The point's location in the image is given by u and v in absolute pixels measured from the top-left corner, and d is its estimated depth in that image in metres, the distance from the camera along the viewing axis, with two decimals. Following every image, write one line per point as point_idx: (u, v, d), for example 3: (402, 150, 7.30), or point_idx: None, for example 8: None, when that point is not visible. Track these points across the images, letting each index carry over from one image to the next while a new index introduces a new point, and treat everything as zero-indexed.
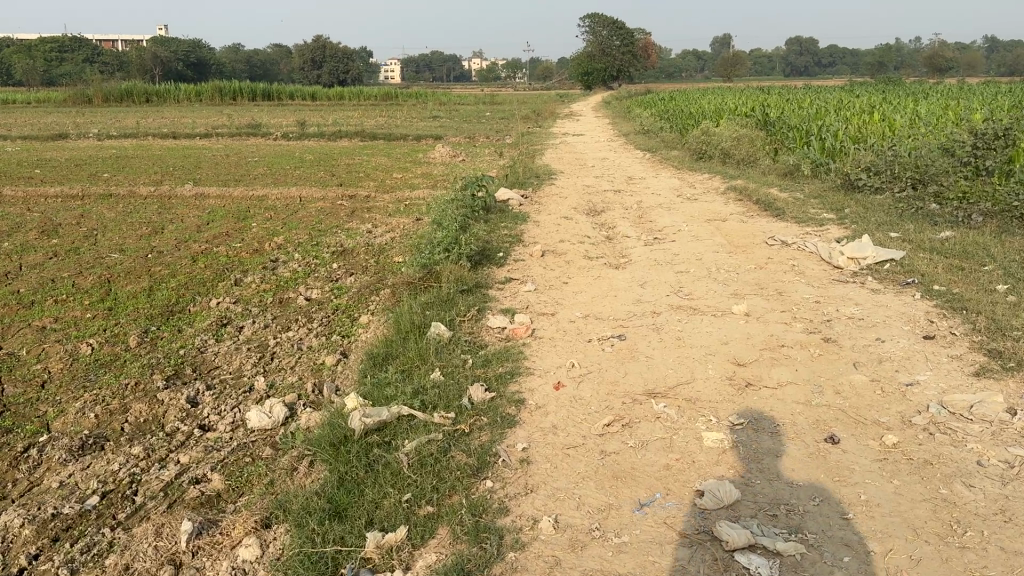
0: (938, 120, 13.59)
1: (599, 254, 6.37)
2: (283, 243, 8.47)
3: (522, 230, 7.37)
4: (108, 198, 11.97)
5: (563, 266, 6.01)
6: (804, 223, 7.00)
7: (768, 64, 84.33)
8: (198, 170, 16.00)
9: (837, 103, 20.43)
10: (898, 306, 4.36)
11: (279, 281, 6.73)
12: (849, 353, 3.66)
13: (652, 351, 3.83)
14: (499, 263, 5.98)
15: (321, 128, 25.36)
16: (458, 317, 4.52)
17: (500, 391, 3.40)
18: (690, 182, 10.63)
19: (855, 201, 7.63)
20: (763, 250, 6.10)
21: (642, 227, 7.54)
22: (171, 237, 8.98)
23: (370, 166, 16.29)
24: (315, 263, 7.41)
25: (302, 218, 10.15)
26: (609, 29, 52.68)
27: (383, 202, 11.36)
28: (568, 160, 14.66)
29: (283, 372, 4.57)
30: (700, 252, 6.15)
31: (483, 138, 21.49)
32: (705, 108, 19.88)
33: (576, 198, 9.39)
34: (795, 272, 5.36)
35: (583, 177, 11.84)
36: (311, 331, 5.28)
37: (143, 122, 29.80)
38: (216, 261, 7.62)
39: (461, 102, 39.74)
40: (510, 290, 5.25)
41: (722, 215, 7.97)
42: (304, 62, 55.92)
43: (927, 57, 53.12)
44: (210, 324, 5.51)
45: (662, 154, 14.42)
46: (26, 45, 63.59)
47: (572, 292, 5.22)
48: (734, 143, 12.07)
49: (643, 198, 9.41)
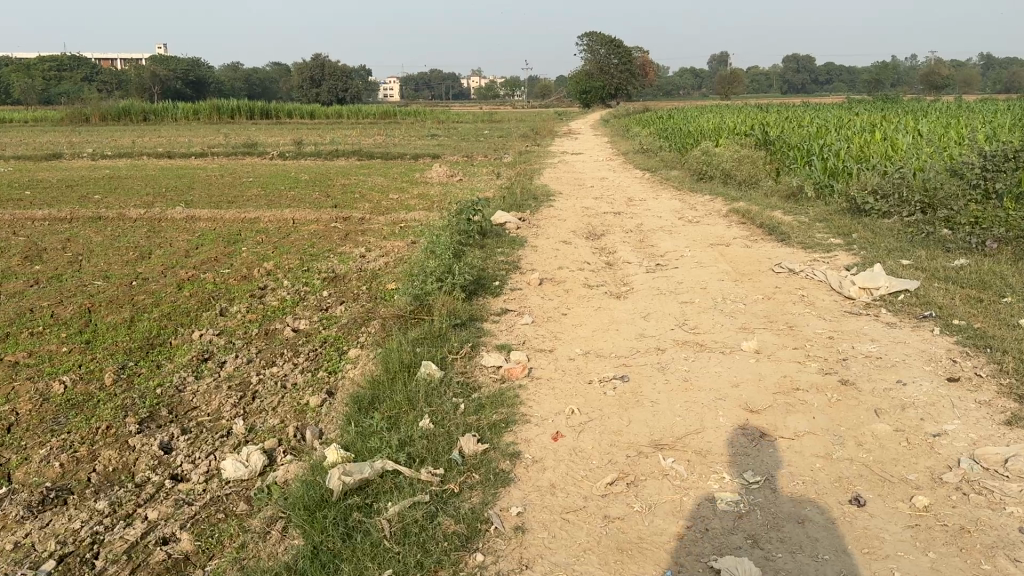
0: (942, 139, 13.38)
1: (599, 282, 6.13)
2: (273, 269, 8.23)
3: (519, 255, 7.13)
4: (97, 222, 11.75)
5: (562, 294, 5.76)
6: (811, 249, 6.76)
7: (765, 82, 84.59)
8: (192, 191, 15.79)
9: (838, 121, 20.28)
10: (916, 343, 4.10)
11: (265, 310, 6.50)
12: (869, 399, 3.41)
13: (657, 394, 3.57)
14: (495, 292, 5.74)
15: (318, 147, 25.23)
16: (450, 353, 4.26)
17: (494, 442, 3.14)
18: (692, 204, 10.40)
19: (863, 226, 7.39)
20: (770, 278, 5.86)
21: (643, 252, 7.31)
22: (158, 263, 8.76)
23: (366, 186, 16.09)
24: (304, 291, 7.18)
25: (294, 242, 9.91)
26: (607, 48, 52.76)
27: (378, 224, 11.12)
28: (567, 180, 14.45)
29: (263, 414, 4.33)
30: (704, 281, 5.91)
31: (480, 157, 21.34)
32: (704, 127, 19.72)
33: (574, 221, 9.16)
34: (805, 303, 5.11)
35: (582, 198, 11.63)
36: (296, 367, 5.05)
37: (139, 141, 29.68)
38: (202, 289, 7.39)
39: (460, 120, 39.74)
40: (506, 323, 5.00)
41: (726, 239, 7.73)
42: (302, 81, 56.01)
43: (923, 75, 53.27)
44: (190, 360, 5.28)
45: (662, 174, 14.20)
46: (24, 64, 63.62)
47: (571, 325, 4.96)
48: (736, 164, 11.87)
49: (644, 221, 9.18)
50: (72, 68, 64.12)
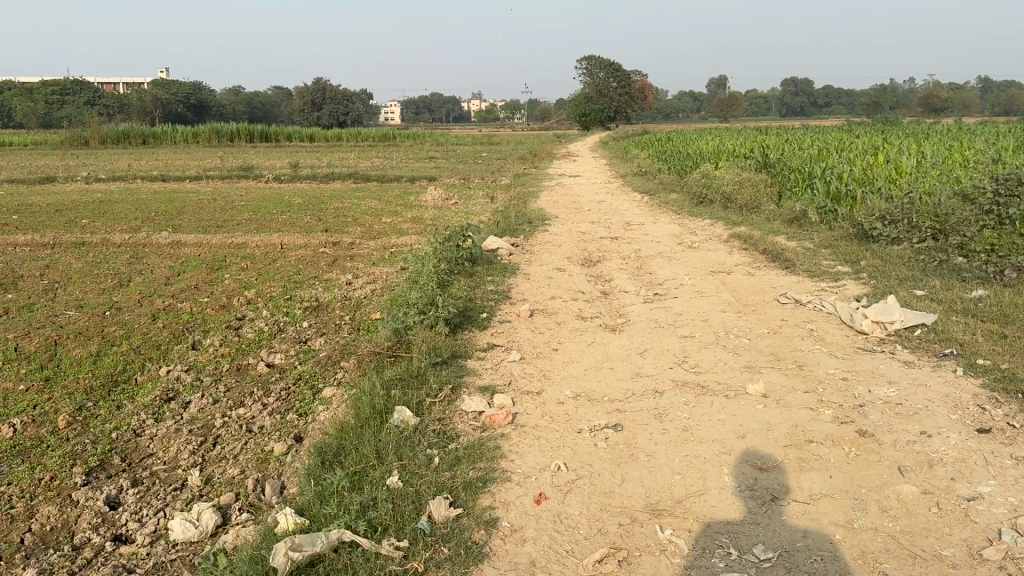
0: (946, 161, 13.08)
1: (593, 313, 5.77)
2: (254, 297, 7.88)
3: (510, 284, 6.78)
4: (79, 247, 11.42)
5: (553, 327, 5.40)
6: (817, 278, 6.41)
7: (764, 106, 84.82)
8: (182, 215, 15.48)
9: (838, 144, 20.05)
10: (939, 386, 3.74)
11: (240, 343, 6.14)
12: (891, 453, 3.04)
13: (653, 446, 3.20)
14: (482, 324, 5.39)
15: (314, 171, 24.97)
16: (429, 396, 3.89)
17: (468, 506, 2.77)
18: (691, 229, 10.06)
19: (871, 254, 7.04)
20: (775, 309, 5.51)
21: (640, 280, 6.95)
22: (136, 292, 8.41)
23: (359, 210, 15.77)
24: (283, 321, 6.82)
25: (280, 268, 9.57)
26: (606, 71, 52.80)
27: (368, 250, 10.78)
28: (564, 204, 14.15)
29: (222, 463, 3.98)
30: (705, 312, 5.54)
31: (477, 180, 21.08)
32: (703, 150, 19.47)
33: (569, 247, 8.82)
34: (814, 339, 4.74)
35: (578, 222, 11.32)
36: (265, 409, 4.70)
37: (135, 164, 29.49)
38: (177, 320, 7.04)
39: (458, 142, 39.62)
40: (492, 359, 4.63)
41: (728, 267, 7.39)
42: (303, 103, 56.03)
43: (921, 98, 53.42)
44: (152, 400, 4.93)
45: (661, 197, 13.89)
46: (25, 88, 63.75)
47: (562, 362, 4.60)
48: (736, 187, 11.56)
49: (642, 246, 8.84)
50: (72, 90, 64.08)
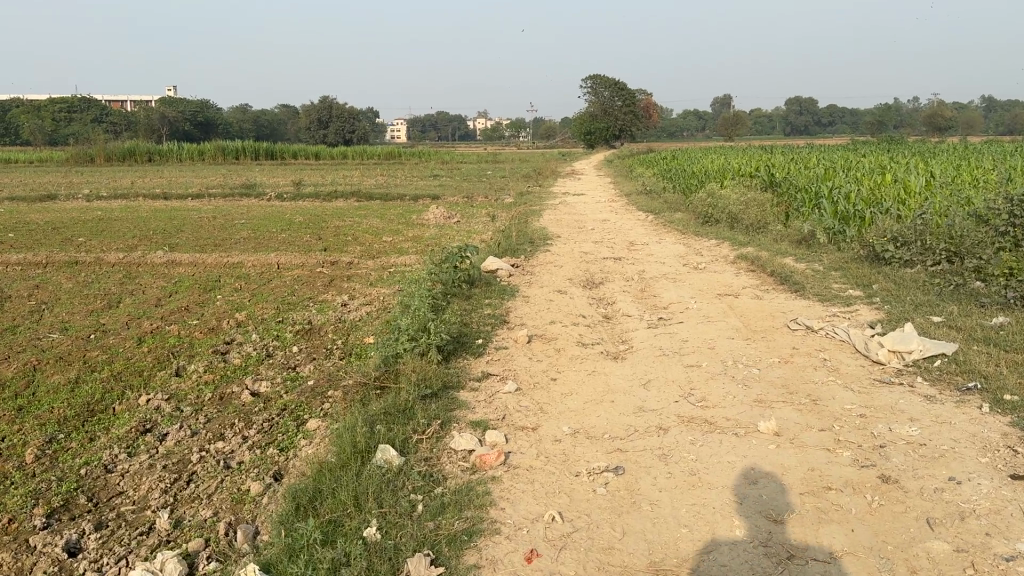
0: (956, 181, 12.83)
1: (594, 338, 5.51)
2: (244, 320, 7.63)
3: (508, 307, 6.52)
4: (72, 266, 11.22)
5: (551, 354, 5.14)
6: (828, 303, 6.15)
7: (768, 124, 84.79)
8: (180, 234, 15.29)
9: (845, 163, 19.84)
10: (965, 425, 3.48)
11: (225, 369, 5.90)
12: (918, 503, 2.78)
13: (658, 492, 2.93)
14: (477, 351, 5.13)
15: (317, 189, 24.78)
16: (415, 432, 3.64)
17: (451, 565, 2.51)
18: (697, 249, 9.80)
19: (884, 277, 6.77)
20: (786, 336, 5.24)
21: (643, 304, 6.70)
22: (124, 314, 8.18)
23: (360, 228, 15.56)
24: (273, 346, 6.57)
25: (274, 289, 9.33)
26: (611, 90, 52.78)
27: (366, 270, 10.54)
28: (566, 222, 13.91)
29: (195, 503, 3.73)
30: (711, 339, 5.28)
31: (480, 198, 20.89)
32: (708, 169, 19.26)
33: (571, 268, 8.56)
34: (827, 371, 4.47)
35: (581, 241, 11.08)
36: (245, 443, 4.46)
37: (138, 182, 29.39)
38: (163, 345, 6.80)
39: (463, 160, 39.54)
40: (485, 389, 4.38)
41: (735, 289, 7.13)
42: (308, 121, 56.08)
43: (927, 117, 53.23)
44: (127, 432, 4.69)
45: (666, 217, 13.64)
46: (32, 105, 63.99)
47: (560, 392, 4.33)
48: (743, 207, 11.31)
49: (645, 268, 8.58)
50: (80, 108, 64.04)
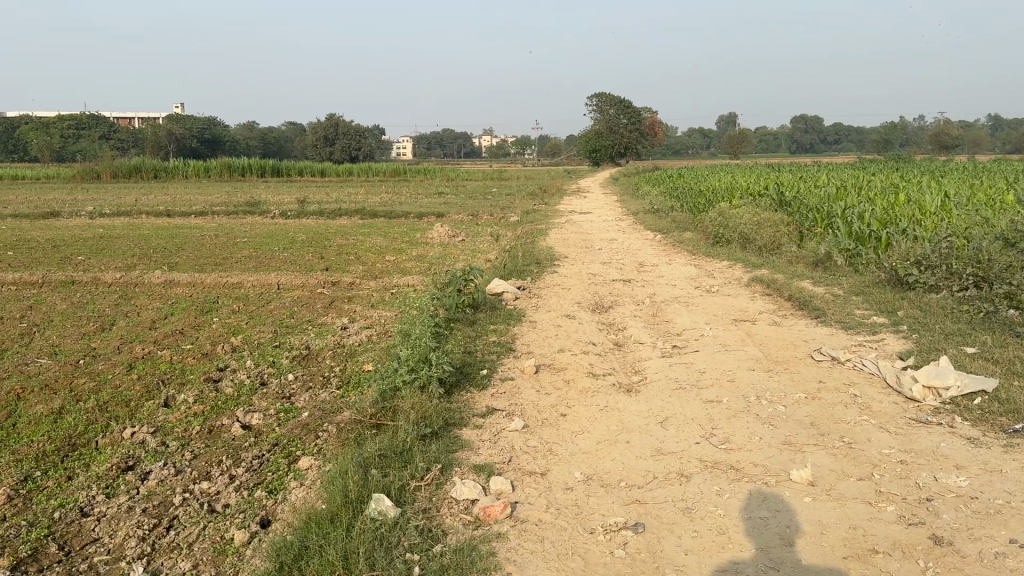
0: (972, 201, 12.52)
1: (606, 367, 5.19)
2: (239, 344, 7.35)
3: (515, 333, 6.22)
4: (68, 286, 10.97)
5: (561, 385, 4.83)
6: (851, 332, 5.84)
7: (775, 143, 84.67)
8: (181, 252, 15.03)
9: (856, 181, 19.54)
10: (1019, 474, 3.16)
11: (216, 399, 5.60)
12: (979, 573, 2.46)
13: (683, 557, 2.63)
14: (482, 382, 4.82)
15: (321, 206, 24.55)
16: (413, 478, 3.33)
17: None
18: (708, 271, 9.49)
19: (909, 304, 6.46)
20: (810, 368, 4.93)
21: (656, 330, 6.38)
22: (116, 337, 7.90)
23: (363, 246, 15.29)
24: (267, 373, 6.26)
25: (272, 311, 9.03)
26: (616, 108, 52.69)
27: (368, 290, 10.25)
28: (573, 242, 13.63)
29: (174, 554, 3.42)
30: (731, 371, 4.96)
31: (486, 216, 20.62)
32: (717, 187, 18.98)
33: (579, 290, 8.25)
34: (858, 410, 4.16)
35: (589, 262, 10.80)
36: (232, 483, 4.16)
37: (143, 198, 29.23)
38: (154, 371, 6.51)
39: (468, 177, 39.37)
40: (490, 426, 4.07)
41: (751, 315, 6.83)
42: (315, 139, 56.10)
43: (934, 135, 53.08)
44: (108, 470, 4.39)
45: (675, 236, 13.33)
46: (40, 122, 64.16)
47: (571, 430, 4.02)
48: (755, 227, 11.01)
49: (656, 290, 8.27)
50: (89, 124, 63.86)
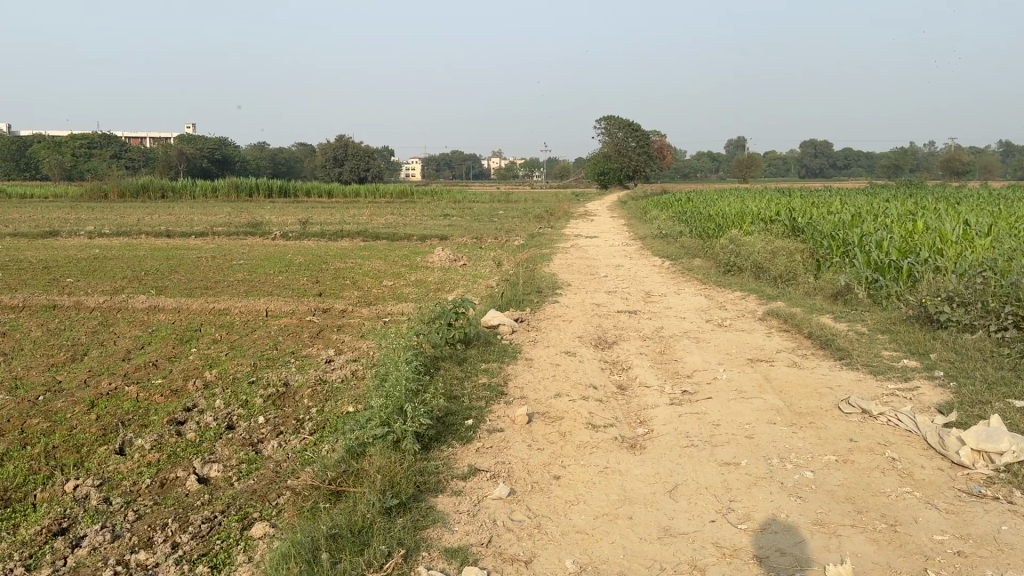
0: (994, 229, 11.97)
1: (608, 416, 4.62)
2: (213, 379, 6.80)
3: (509, 372, 5.67)
4: (47, 311, 10.48)
5: (556, 436, 4.28)
6: (881, 379, 5.28)
7: (784, 167, 84.24)
8: (173, 275, 14.52)
9: (870, 207, 19.01)
10: None
11: (175, 447, 5.06)
12: None
13: None
14: (467, 434, 4.26)
15: (324, 228, 24.06)
16: (369, 568, 2.78)
17: None
18: (720, 302, 8.92)
19: (943, 346, 5.89)
20: (839, 425, 4.37)
21: (664, 370, 5.81)
22: (84, 368, 7.36)
23: (361, 271, 14.76)
24: (237, 415, 5.72)
25: (256, 342, 8.49)
26: (625, 131, 52.09)
27: (360, 319, 9.70)
28: (578, 268, 13.07)
29: None
30: (748, 425, 4.40)
31: (490, 239, 20.13)
32: (726, 212, 18.46)
33: (581, 323, 7.70)
34: (899, 480, 3.59)
35: (593, 290, 10.25)
36: (172, 553, 3.60)
37: (146, 219, 28.84)
38: (116, 410, 5.97)
39: (475, 200, 38.94)
40: (471, 492, 3.51)
41: (768, 355, 6.26)
42: (324, 160, 55.92)
43: (944, 161, 52.69)
44: (36, 535, 3.84)
45: (684, 264, 12.76)
46: (51, 140, 64.18)
47: (564, 498, 3.46)
48: (769, 255, 10.46)
49: (664, 324, 7.70)
50: (100, 143, 63.86)
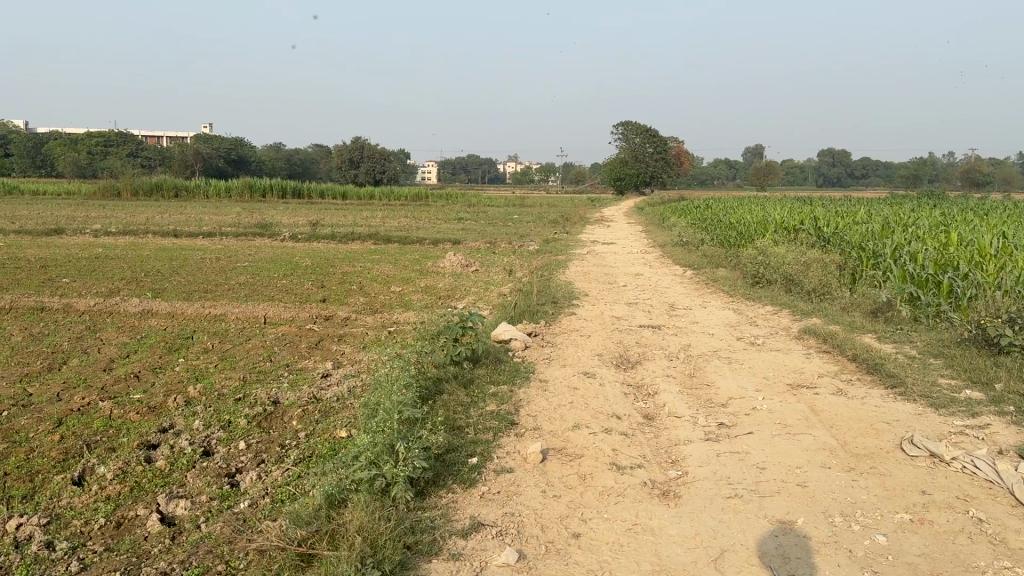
0: None
1: (634, 455, 3.99)
2: (196, 395, 6.21)
3: (521, 396, 5.04)
4: (34, 315, 9.93)
5: (573, 480, 3.65)
6: (944, 414, 4.61)
7: (801, 176, 83.26)
8: (175, 277, 13.97)
9: (897, 217, 18.34)
10: None
11: (141, 477, 4.49)
12: None
13: None
14: (470, 475, 3.64)
15: (335, 230, 23.53)
16: None
17: None
18: (749, 317, 8.25)
19: (1009, 374, 5.22)
20: (905, 473, 3.72)
21: (694, 397, 5.17)
22: (59, 380, 6.80)
23: (369, 275, 14.19)
24: (216, 438, 5.14)
25: (250, 352, 7.92)
26: (642, 136, 51.31)
27: (363, 328, 9.10)
28: (595, 277, 12.47)
29: None
30: (799, 470, 3.76)
31: (504, 244, 19.52)
32: (748, 220, 17.82)
33: (599, 339, 7.07)
34: (991, 549, 2.95)
35: (612, 301, 9.63)
36: None
37: (155, 219, 28.31)
38: (84, 430, 5.40)
39: (491, 204, 38.32)
40: (470, 556, 2.90)
41: (810, 380, 5.61)
42: (340, 161, 55.50)
43: (964, 172, 51.90)
44: None
45: (707, 274, 12.10)
46: (68, 138, 63.99)
47: (583, 565, 2.84)
48: (799, 267, 9.81)
49: (691, 341, 7.06)
50: (118, 141, 63.83)
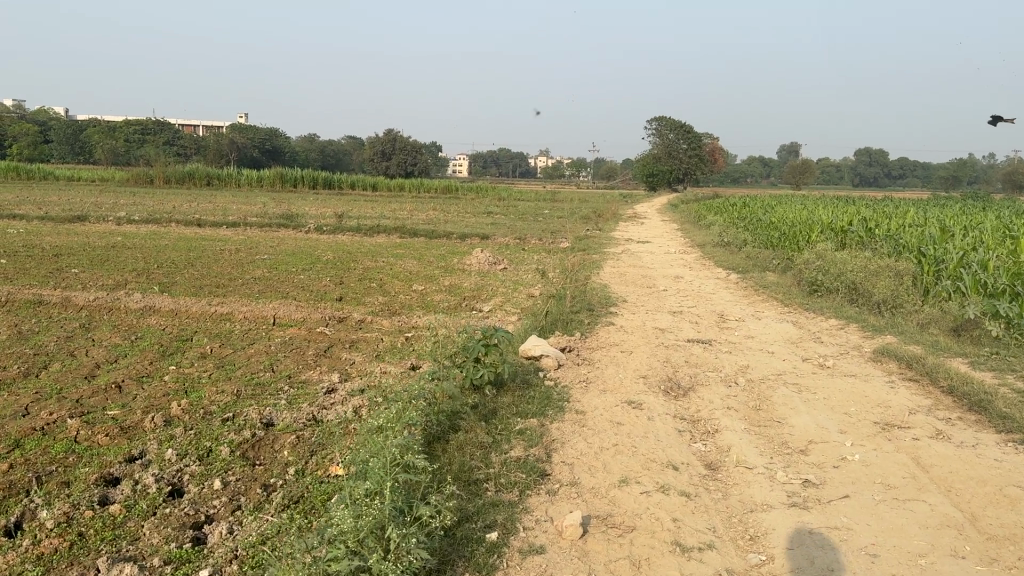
0: None
1: (702, 529, 3.08)
2: (179, 413, 5.38)
3: (554, 434, 4.14)
4: (28, 310, 9.20)
5: (625, 569, 2.75)
6: None
7: (839, 175, 81.18)
8: (188, 270, 13.23)
9: (954, 219, 17.14)
10: None
11: (89, 524, 3.67)
12: None
13: None
14: (486, 562, 2.74)
15: (360, 222, 22.73)
16: None
17: None
18: (813, 333, 7.26)
19: None
20: None
21: (766, 439, 4.24)
22: (31, 388, 6.01)
23: (391, 272, 13.37)
24: (190, 472, 4.31)
25: (250, 358, 7.10)
26: (677, 132, 50.09)
27: (378, 333, 8.25)
28: (632, 279, 11.53)
29: None
30: (925, 563, 2.83)
31: (534, 240, 18.63)
32: (793, 220, 16.75)
33: (643, 357, 6.14)
34: None
35: (653, 309, 8.68)
36: None
37: (183, 207, 27.77)
38: (40, 455, 4.58)
39: (522, 198, 37.33)
40: None
41: (902, 418, 4.64)
42: (371, 154, 54.83)
43: (1009, 174, 49.98)
44: None
45: (755, 279, 11.12)
46: (104, 125, 64.05)
47: None
48: (860, 276, 8.80)
49: (750, 362, 6.11)
50: (154, 130, 63.85)
